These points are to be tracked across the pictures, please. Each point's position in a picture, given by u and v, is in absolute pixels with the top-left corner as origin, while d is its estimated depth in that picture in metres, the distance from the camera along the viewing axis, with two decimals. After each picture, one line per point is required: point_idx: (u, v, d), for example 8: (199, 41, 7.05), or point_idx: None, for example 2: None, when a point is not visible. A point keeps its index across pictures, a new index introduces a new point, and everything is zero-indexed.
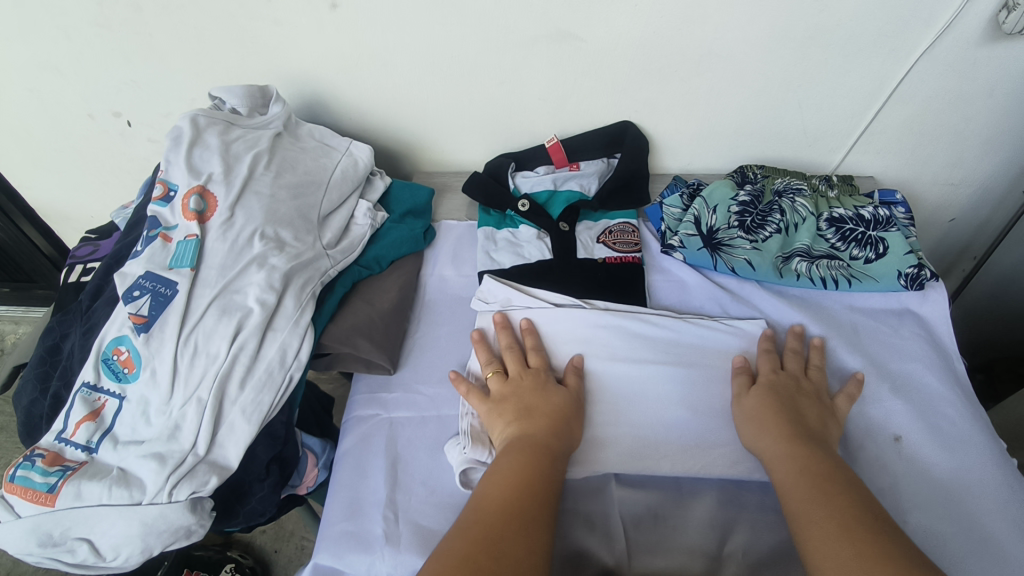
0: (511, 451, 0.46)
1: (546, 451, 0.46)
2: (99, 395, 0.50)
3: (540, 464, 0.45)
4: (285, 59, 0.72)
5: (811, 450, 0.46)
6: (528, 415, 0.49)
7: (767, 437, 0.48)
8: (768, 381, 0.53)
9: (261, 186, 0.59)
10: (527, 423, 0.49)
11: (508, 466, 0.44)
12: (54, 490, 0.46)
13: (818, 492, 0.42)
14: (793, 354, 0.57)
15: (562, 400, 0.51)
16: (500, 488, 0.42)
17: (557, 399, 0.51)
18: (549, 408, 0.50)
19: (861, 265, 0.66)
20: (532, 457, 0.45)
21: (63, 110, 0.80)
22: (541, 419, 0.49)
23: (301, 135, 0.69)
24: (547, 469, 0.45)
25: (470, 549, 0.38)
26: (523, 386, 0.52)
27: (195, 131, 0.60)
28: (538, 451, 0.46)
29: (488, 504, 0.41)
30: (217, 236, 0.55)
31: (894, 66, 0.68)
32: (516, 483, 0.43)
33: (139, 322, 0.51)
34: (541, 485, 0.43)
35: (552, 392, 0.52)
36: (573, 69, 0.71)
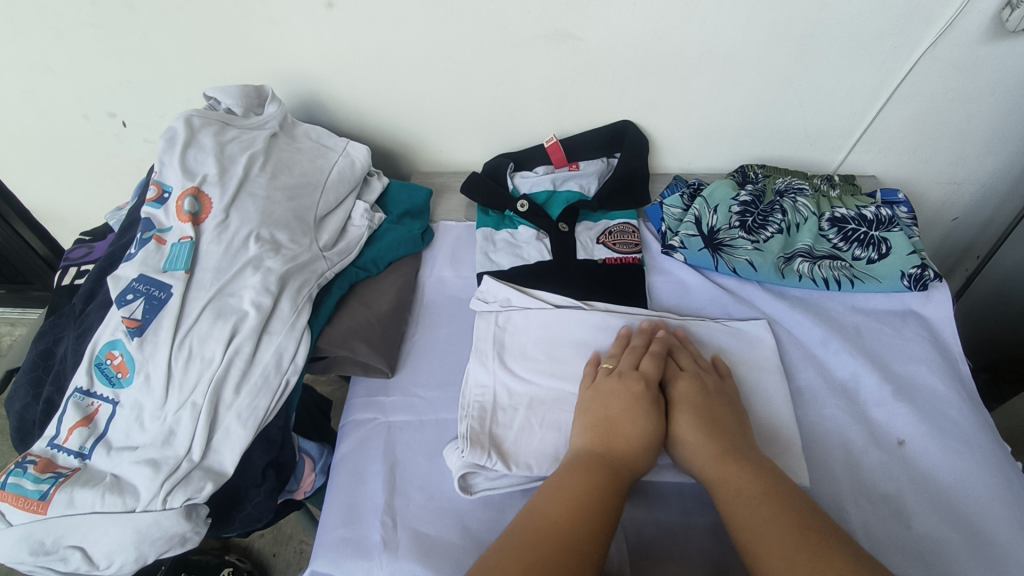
0: (577, 468, 0.45)
1: (618, 473, 0.44)
2: (92, 400, 0.50)
3: (608, 492, 0.43)
4: (281, 58, 0.71)
5: (744, 467, 0.44)
6: (613, 428, 0.47)
7: (699, 457, 0.46)
8: (675, 387, 0.51)
9: (256, 188, 0.59)
10: (609, 440, 0.47)
11: (575, 485, 0.43)
12: (46, 498, 0.45)
13: (760, 515, 0.41)
14: (680, 349, 0.55)
15: (655, 415, 0.48)
16: (559, 506, 0.42)
17: (654, 413, 0.48)
18: (636, 428, 0.47)
19: (864, 265, 0.65)
20: (600, 477, 0.44)
21: (57, 111, 0.79)
22: (623, 434, 0.47)
23: (297, 136, 0.69)
24: (613, 491, 0.43)
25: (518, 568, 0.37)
26: (622, 391, 0.50)
27: (190, 132, 0.59)
28: (607, 471, 0.44)
29: (544, 520, 0.41)
30: (212, 238, 0.54)
31: (896, 65, 0.68)
32: (578, 504, 0.42)
33: (132, 326, 0.50)
34: (604, 508, 0.42)
35: (653, 406, 0.49)
36: (572, 68, 0.70)
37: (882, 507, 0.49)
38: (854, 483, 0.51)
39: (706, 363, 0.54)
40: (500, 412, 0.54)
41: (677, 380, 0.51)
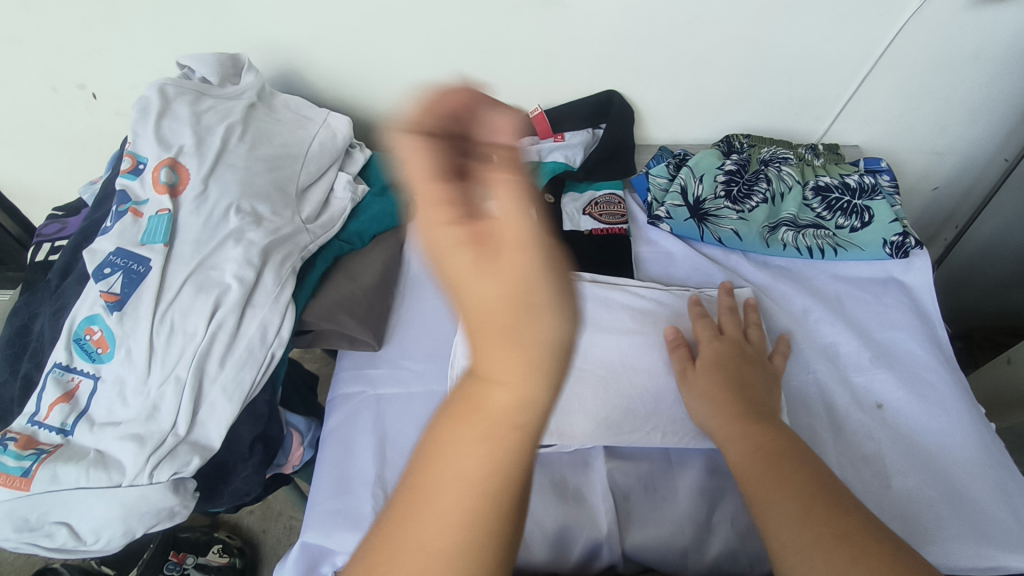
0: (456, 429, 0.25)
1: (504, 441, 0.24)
2: (72, 376, 0.49)
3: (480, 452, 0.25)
4: (259, 28, 0.69)
5: (761, 427, 0.43)
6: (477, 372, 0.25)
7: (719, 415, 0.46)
8: (714, 346, 0.52)
9: (235, 159, 0.57)
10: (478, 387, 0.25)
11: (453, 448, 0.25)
12: (29, 474, 0.44)
13: (773, 470, 0.39)
14: (728, 319, 0.55)
15: (527, 244, 0.24)
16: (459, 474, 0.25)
17: (520, 247, 0.23)
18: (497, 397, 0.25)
19: (847, 234, 0.66)
20: (495, 421, 0.25)
21: (25, 84, 0.76)
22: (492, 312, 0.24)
23: (276, 106, 0.67)
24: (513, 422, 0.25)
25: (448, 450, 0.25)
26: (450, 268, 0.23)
27: (163, 101, 0.58)
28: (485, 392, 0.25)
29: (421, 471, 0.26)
30: (191, 211, 0.53)
31: (881, 31, 0.67)
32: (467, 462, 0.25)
33: (111, 300, 0.49)
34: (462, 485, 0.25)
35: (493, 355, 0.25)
36: (556, 37, 0.69)
37: (862, 467, 0.51)
38: (835, 444, 0.52)
39: (748, 335, 0.54)
40: None
41: (711, 343, 0.52)
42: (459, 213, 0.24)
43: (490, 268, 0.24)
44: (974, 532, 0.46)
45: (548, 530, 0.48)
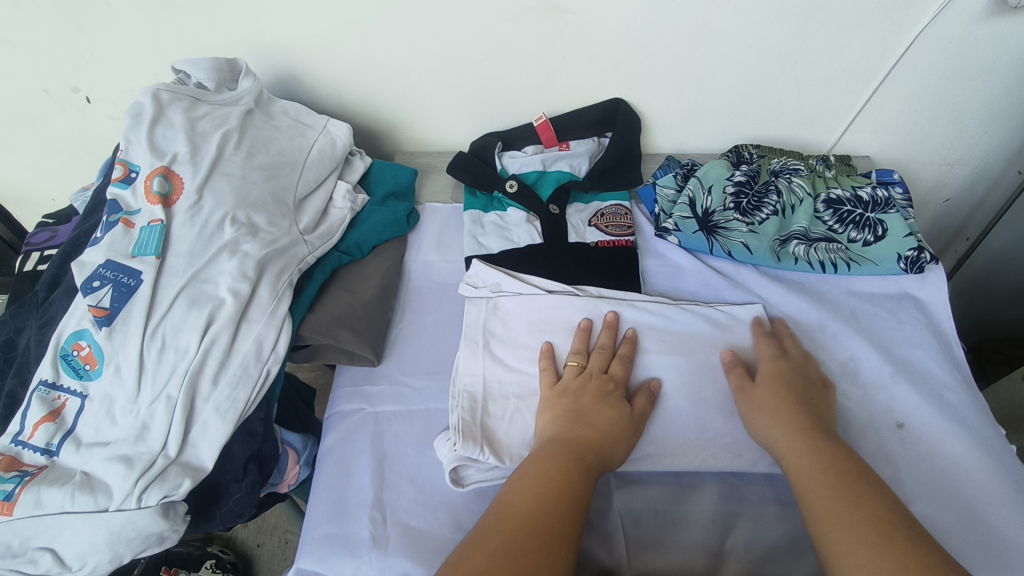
0: (544, 456, 0.43)
1: (586, 463, 0.43)
2: (59, 394, 0.47)
3: (572, 471, 0.42)
4: (256, 32, 0.67)
5: (831, 446, 0.44)
6: (584, 419, 0.46)
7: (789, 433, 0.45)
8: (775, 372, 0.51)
9: (231, 167, 0.55)
10: (578, 429, 0.45)
11: (537, 472, 0.41)
12: (11, 498, 0.42)
13: (847, 490, 0.40)
14: (789, 343, 0.54)
15: (621, 417, 0.47)
16: (524, 498, 0.40)
17: (621, 411, 0.47)
18: (600, 422, 0.46)
19: (860, 247, 0.65)
20: (573, 461, 0.42)
21: (16, 86, 0.74)
22: (590, 427, 0.45)
23: (274, 113, 0.65)
24: (588, 480, 0.42)
25: (527, 504, 0.39)
26: (588, 390, 0.48)
27: (157, 108, 0.56)
28: (577, 458, 0.43)
29: (510, 512, 0.39)
30: (184, 222, 0.51)
31: (894, 42, 0.66)
32: (546, 493, 0.40)
33: (100, 315, 0.47)
34: (572, 504, 0.40)
35: (611, 406, 0.47)
36: (561, 43, 0.67)
37: None
38: None
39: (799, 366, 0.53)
40: (489, 406, 0.51)
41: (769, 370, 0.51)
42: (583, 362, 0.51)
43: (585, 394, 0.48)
44: (996, 561, 0.45)
45: None
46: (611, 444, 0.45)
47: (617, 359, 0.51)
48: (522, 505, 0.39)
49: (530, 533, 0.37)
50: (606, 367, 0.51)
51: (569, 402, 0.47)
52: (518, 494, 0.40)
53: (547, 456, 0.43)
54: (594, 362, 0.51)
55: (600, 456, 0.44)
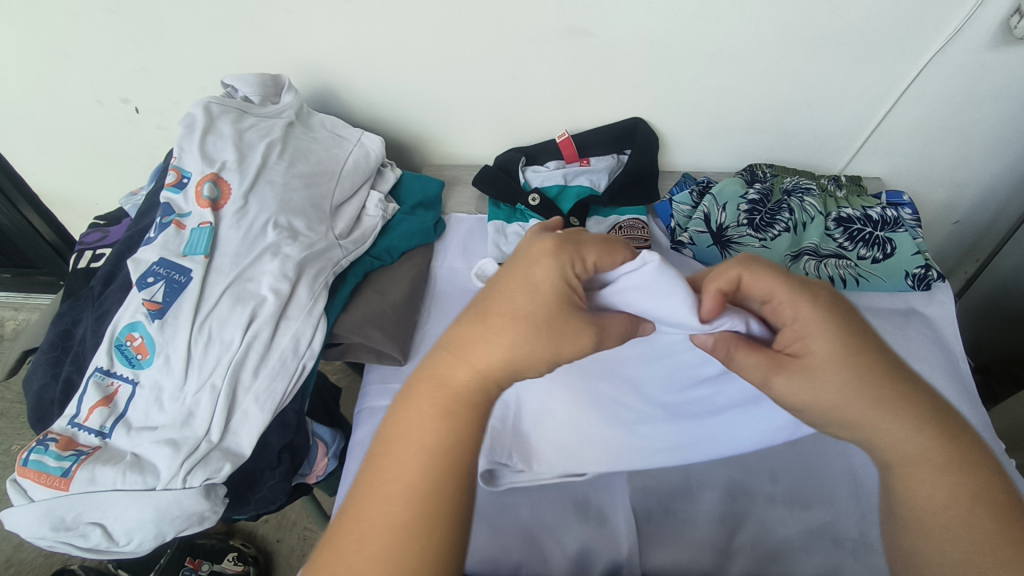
0: (421, 387, 0.33)
1: (471, 398, 0.32)
2: (112, 380, 0.50)
3: (448, 416, 0.32)
4: (298, 50, 0.72)
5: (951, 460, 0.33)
6: (491, 323, 0.34)
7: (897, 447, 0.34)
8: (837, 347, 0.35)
9: (274, 175, 0.59)
10: (479, 338, 0.33)
11: (406, 418, 0.32)
12: (68, 475, 0.46)
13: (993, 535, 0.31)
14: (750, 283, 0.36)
15: (552, 316, 0.33)
16: (387, 467, 0.31)
17: (550, 310, 0.33)
18: (513, 323, 0.33)
19: (869, 264, 0.68)
20: (453, 398, 0.32)
21: (72, 96, 0.80)
22: (495, 337, 0.33)
23: (313, 125, 0.69)
24: (469, 418, 0.32)
25: (387, 483, 0.30)
26: (520, 273, 0.35)
27: (208, 119, 0.60)
28: (461, 395, 0.32)
29: (368, 492, 0.30)
30: (231, 224, 0.55)
31: (903, 69, 0.69)
32: (411, 459, 0.31)
33: (153, 309, 0.51)
34: (442, 473, 0.30)
35: (535, 299, 0.34)
36: (583, 64, 0.71)
37: None
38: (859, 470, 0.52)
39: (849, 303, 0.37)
40: None
41: (816, 352, 0.35)
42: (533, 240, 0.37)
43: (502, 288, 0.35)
44: None
45: (569, 550, 0.49)
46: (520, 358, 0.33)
47: (589, 258, 0.36)
48: (383, 488, 0.30)
49: (384, 527, 0.29)
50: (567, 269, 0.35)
51: (488, 319, 0.34)
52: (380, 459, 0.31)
53: (433, 415, 0.32)
54: (546, 259, 0.34)
55: (506, 376, 0.33)
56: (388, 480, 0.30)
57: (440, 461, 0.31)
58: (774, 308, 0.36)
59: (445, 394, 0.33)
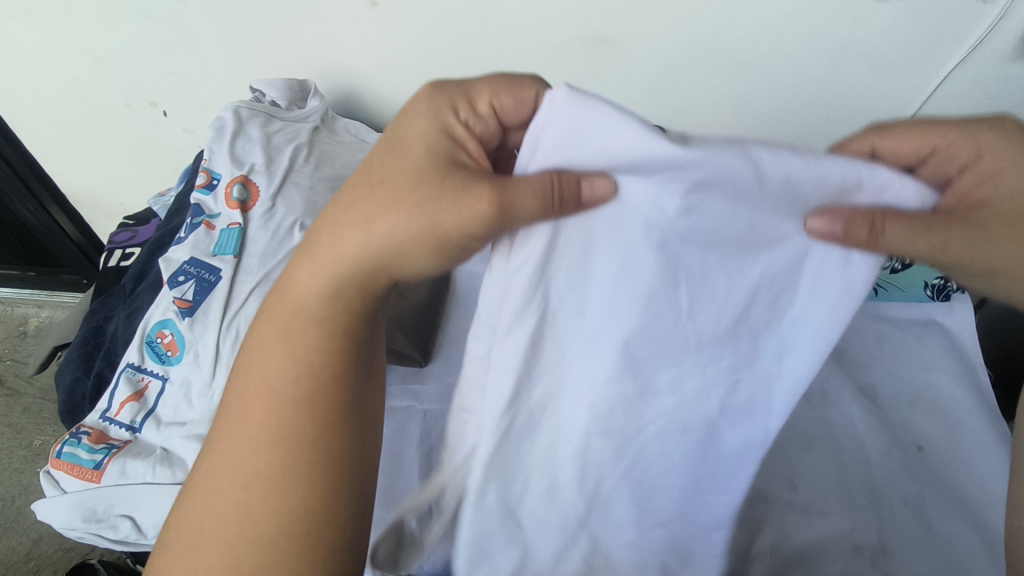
0: (278, 304, 0.36)
1: (326, 307, 0.35)
2: (143, 376, 0.51)
3: (306, 331, 0.35)
4: (324, 55, 0.73)
5: None
6: (353, 211, 0.33)
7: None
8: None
9: (302, 178, 0.61)
10: (342, 234, 0.34)
11: (262, 344, 0.35)
12: (100, 467, 0.47)
13: None
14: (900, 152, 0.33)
15: (421, 196, 0.31)
16: (252, 390, 0.34)
17: (417, 188, 0.32)
18: (378, 208, 0.32)
19: (888, 274, 0.69)
20: (313, 313, 0.35)
21: (102, 99, 0.82)
22: (354, 226, 0.33)
23: (338, 130, 0.70)
24: (325, 333, 0.35)
25: (253, 411, 0.34)
26: (378, 166, 0.34)
27: (238, 123, 0.62)
28: (319, 312, 0.35)
29: (237, 415, 0.34)
30: (259, 225, 0.56)
31: (923, 79, 0.69)
32: (270, 384, 0.34)
33: (183, 306, 0.52)
34: (293, 399, 0.34)
35: (401, 180, 0.32)
36: (605, 72, 0.71)
37: (904, 508, 0.51)
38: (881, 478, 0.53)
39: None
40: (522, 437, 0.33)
41: (1018, 194, 0.31)
42: (398, 125, 0.35)
43: (362, 181, 0.34)
44: None
45: None
46: (387, 254, 0.33)
47: (478, 102, 0.34)
48: (249, 413, 0.34)
49: (258, 446, 0.33)
50: (447, 129, 0.34)
51: (351, 207, 0.34)
52: (245, 382, 0.35)
53: (283, 334, 0.35)
54: (421, 128, 0.34)
55: (381, 268, 0.34)
56: (245, 406, 0.34)
57: (296, 379, 0.34)
58: (941, 155, 0.32)
59: (298, 310, 0.35)
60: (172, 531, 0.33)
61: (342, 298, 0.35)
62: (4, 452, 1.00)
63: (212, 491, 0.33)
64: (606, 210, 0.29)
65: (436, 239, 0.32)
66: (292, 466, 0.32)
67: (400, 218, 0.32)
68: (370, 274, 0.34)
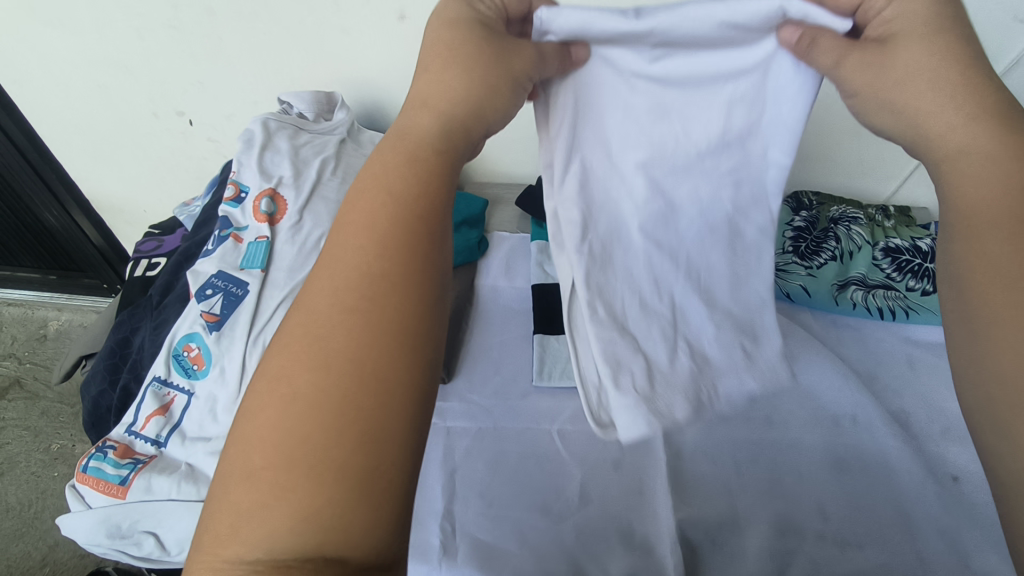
0: (371, 168, 0.35)
1: (425, 150, 0.35)
2: (169, 390, 0.51)
3: (398, 182, 0.33)
4: (351, 67, 0.73)
5: None
6: (426, 84, 0.36)
7: (981, 199, 0.32)
8: (982, 105, 0.33)
9: (328, 192, 0.60)
10: (426, 98, 0.36)
11: (341, 239, 0.32)
12: (125, 483, 0.47)
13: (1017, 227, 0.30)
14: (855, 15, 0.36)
15: (484, 60, 0.35)
16: (325, 287, 0.30)
17: (482, 54, 0.36)
18: (451, 71, 0.36)
19: (919, 296, 0.66)
20: (413, 154, 0.35)
21: (130, 107, 0.82)
22: (437, 92, 0.36)
23: (363, 142, 0.70)
24: (423, 181, 0.34)
25: (328, 306, 0.30)
26: (435, 43, 0.36)
27: (266, 135, 0.62)
28: (420, 152, 0.35)
29: (308, 314, 0.30)
30: (286, 239, 0.56)
31: None
32: (351, 271, 0.30)
33: (211, 320, 0.51)
34: (381, 279, 0.30)
35: (463, 49, 0.36)
36: None
37: (939, 541, 0.50)
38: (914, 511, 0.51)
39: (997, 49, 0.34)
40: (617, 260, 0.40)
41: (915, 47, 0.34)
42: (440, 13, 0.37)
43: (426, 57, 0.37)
44: None
45: None
46: (471, 107, 0.36)
47: None
48: (321, 306, 0.30)
49: (338, 338, 0.29)
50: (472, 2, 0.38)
51: (426, 61, 0.37)
52: (319, 281, 0.31)
53: (375, 200, 0.33)
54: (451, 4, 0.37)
55: (466, 121, 0.36)
56: (320, 296, 0.30)
57: (379, 264, 0.31)
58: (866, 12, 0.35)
59: (388, 175, 0.34)
60: (272, 353, 0.29)
61: (445, 143, 0.35)
62: (22, 456, 1.01)
63: (316, 313, 0.30)
64: (583, 72, 0.38)
65: (510, 82, 0.36)
66: (405, 267, 0.31)
67: (472, 75, 0.35)
68: (456, 126, 0.36)
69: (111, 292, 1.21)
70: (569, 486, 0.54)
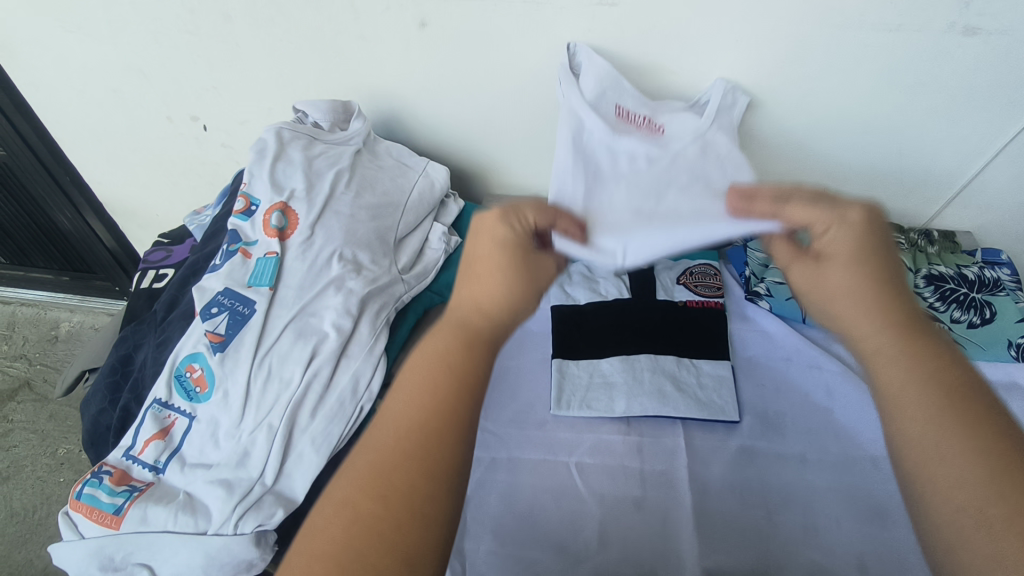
0: (424, 344, 0.35)
1: (478, 329, 0.36)
2: (169, 412, 0.49)
3: (460, 354, 0.34)
4: (368, 75, 0.70)
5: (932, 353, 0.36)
6: (473, 277, 0.39)
7: (907, 402, 0.34)
8: (893, 316, 0.38)
9: (341, 206, 0.58)
10: (474, 289, 0.38)
11: (402, 393, 0.33)
12: (120, 513, 0.44)
13: (954, 413, 0.32)
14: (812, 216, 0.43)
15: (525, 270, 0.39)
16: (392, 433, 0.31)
17: (522, 265, 0.39)
18: (496, 273, 0.39)
19: (964, 328, 0.63)
20: (467, 333, 0.36)
21: (145, 112, 0.81)
22: (483, 287, 0.38)
23: (380, 152, 0.67)
24: (477, 350, 0.35)
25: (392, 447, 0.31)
26: (485, 246, 0.40)
27: (280, 145, 0.59)
28: (472, 329, 0.36)
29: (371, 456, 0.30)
30: (296, 255, 0.54)
31: (1008, 122, 0.62)
32: (416, 416, 0.32)
33: (216, 341, 0.49)
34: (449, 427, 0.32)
35: (508, 262, 0.39)
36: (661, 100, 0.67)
37: None
38: None
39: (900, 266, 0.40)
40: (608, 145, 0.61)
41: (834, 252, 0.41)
42: (474, 245, 0.41)
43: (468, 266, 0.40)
44: None
45: None
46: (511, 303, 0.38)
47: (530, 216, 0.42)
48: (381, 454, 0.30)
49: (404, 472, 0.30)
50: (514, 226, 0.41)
51: (471, 265, 0.40)
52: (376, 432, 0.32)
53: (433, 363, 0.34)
54: (495, 228, 0.40)
55: (508, 315, 0.38)
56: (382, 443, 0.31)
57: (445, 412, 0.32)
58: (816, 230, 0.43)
59: (444, 349, 0.35)
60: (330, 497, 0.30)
61: (494, 327, 0.37)
62: (28, 459, 1.00)
63: (379, 454, 0.31)
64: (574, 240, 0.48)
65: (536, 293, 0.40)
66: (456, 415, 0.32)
67: (514, 283, 0.38)
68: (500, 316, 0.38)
69: (122, 295, 1.20)
70: (587, 525, 0.50)
